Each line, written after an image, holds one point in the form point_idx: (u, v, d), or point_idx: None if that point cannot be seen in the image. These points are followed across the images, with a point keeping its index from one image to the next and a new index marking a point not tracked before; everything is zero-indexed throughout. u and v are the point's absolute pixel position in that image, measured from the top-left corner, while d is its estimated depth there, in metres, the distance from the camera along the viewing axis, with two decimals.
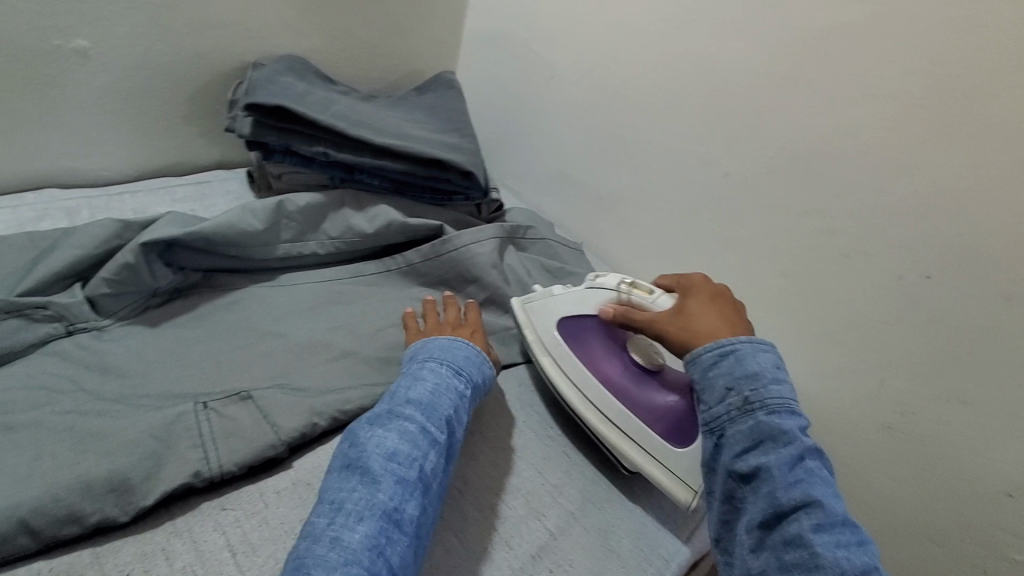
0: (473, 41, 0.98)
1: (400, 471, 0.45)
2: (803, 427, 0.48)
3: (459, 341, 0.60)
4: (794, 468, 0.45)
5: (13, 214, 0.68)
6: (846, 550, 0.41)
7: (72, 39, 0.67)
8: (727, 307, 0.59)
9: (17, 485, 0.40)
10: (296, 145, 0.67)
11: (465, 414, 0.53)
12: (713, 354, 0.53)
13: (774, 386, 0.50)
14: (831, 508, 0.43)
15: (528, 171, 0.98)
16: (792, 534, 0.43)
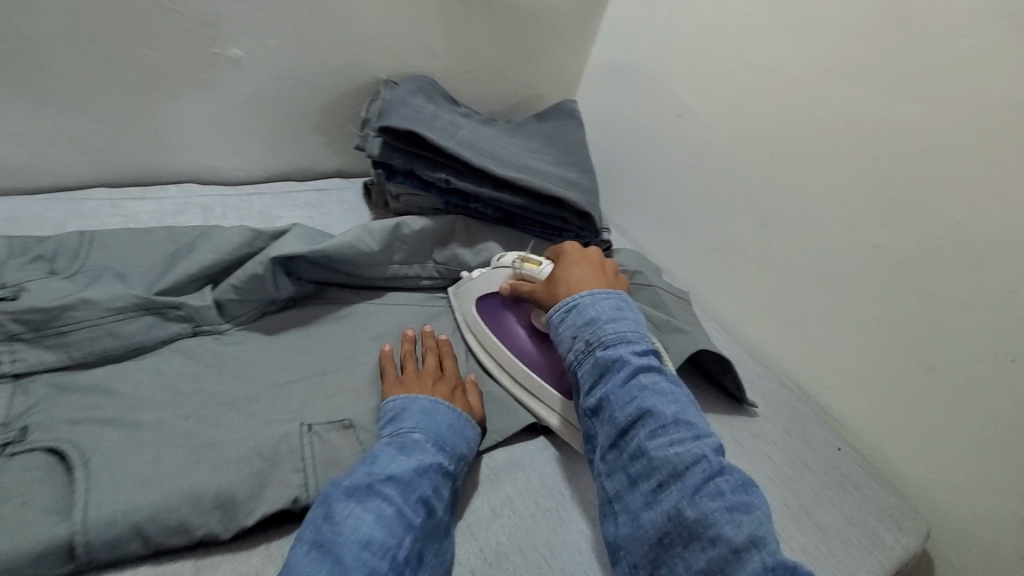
0: (598, 70, 0.96)
1: (372, 563, 0.40)
2: (639, 352, 0.52)
3: (440, 405, 0.53)
4: (629, 390, 0.49)
5: (157, 205, 0.73)
6: (679, 448, 0.45)
7: (228, 48, 0.71)
8: (568, 267, 0.60)
9: (137, 486, 0.41)
10: (421, 169, 0.68)
11: (447, 493, 0.48)
12: (560, 312, 0.56)
13: (610, 325, 0.53)
14: (663, 414, 0.47)
15: (640, 209, 0.94)
16: (635, 446, 0.47)
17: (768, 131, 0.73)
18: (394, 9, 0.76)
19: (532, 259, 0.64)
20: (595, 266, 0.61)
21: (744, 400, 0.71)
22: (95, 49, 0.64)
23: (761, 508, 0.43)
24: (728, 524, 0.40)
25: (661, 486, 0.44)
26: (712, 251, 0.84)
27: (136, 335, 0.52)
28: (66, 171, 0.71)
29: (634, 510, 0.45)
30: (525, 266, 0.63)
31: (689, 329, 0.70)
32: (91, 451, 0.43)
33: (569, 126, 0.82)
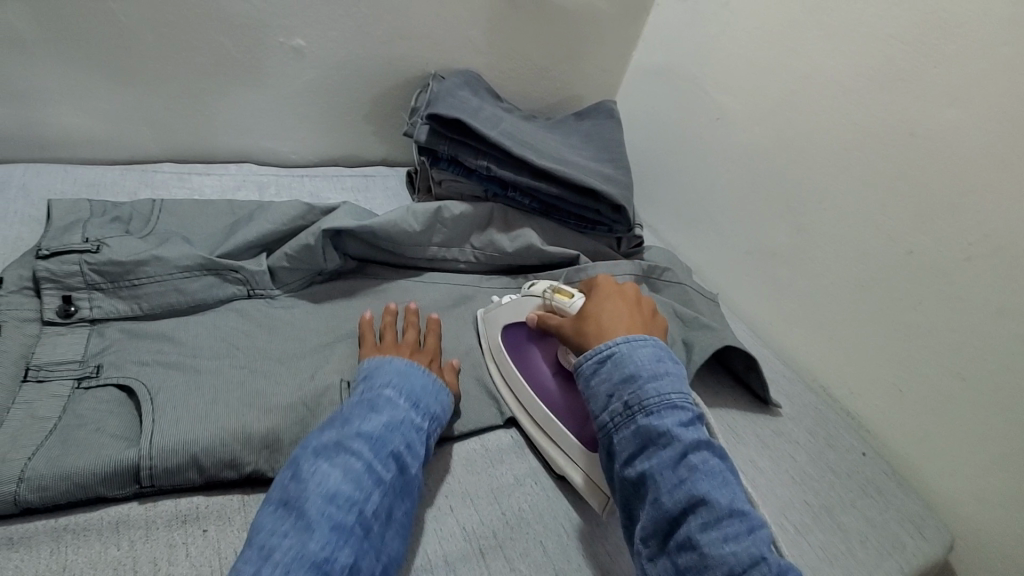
0: (639, 74, 0.98)
1: (337, 515, 0.40)
2: (686, 421, 0.46)
3: (418, 369, 0.53)
4: (677, 469, 0.43)
5: (218, 181, 0.79)
6: (735, 544, 0.40)
7: (292, 38, 0.76)
8: (601, 304, 0.56)
9: (196, 423, 0.46)
10: (464, 156, 0.71)
11: (422, 450, 0.47)
12: (592, 362, 0.50)
13: (651, 384, 0.47)
14: (717, 503, 0.42)
15: (675, 210, 0.96)
16: (682, 536, 0.41)
17: (805, 135, 0.74)
18: (446, 7, 0.80)
19: (564, 291, 0.60)
20: (631, 305, 0.56)
21: (769, 400, 0.71)
22: (174, 35, 0.70)
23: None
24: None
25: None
26: (745, 253, 0.85)
27: (198, 293, 0.57)
28: (141, 147, 0.78)
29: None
30: (556, 297, 0.59)
31: (716, 325, 0.71)
32: (156, 389, 0.48)
33: (608, 125, 0.84)
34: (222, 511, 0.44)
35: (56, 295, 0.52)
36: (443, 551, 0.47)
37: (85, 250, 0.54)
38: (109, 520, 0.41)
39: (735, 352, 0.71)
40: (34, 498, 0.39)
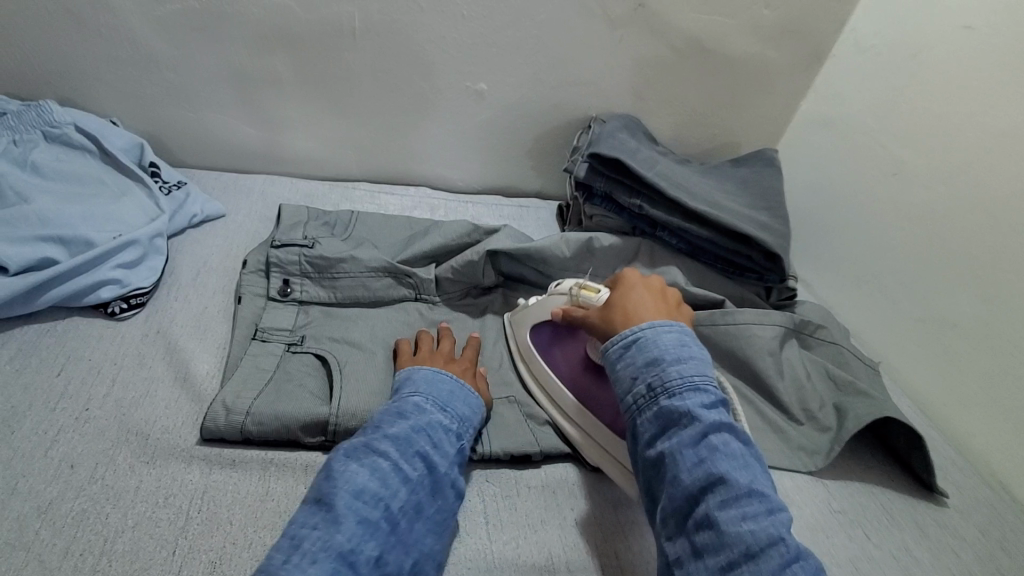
0: (807, 124, 0.95)
1: (364, 511, 0.43)
2: (707, 405, 0.48)
3: (443, 375, 0.55)
4: (698, 447, 0.46)
5: (400, 201, 0.93)
6: (754, 523, 0.42)
7: (477, 83, 0.87)
8: (626, 292, 0.59)
9: (374, 399, 0.54)
10: (618, 194, 0.75)
11: (449, 452, 0.49)
12: (618, 347, 0.54)
13: (675, 368, 0.50)
14: (735, 482, 0.44)
15: (835, 265, 0.91)
16: (701, 515, 0.43)
17: (1002, 198, 0.66)
18: (616, 58, 0.86)
19: (589, 286, 0.62)
20: (654, 295, 0.59)
21: (934, 485, 0.63)
22: (384, 78, 0.85)
23: None
24: None
25: (731, 566, 0.41)
26: (916, 322, 0.77)
27: (378, 290, 0.67)
28: (346, 166, 0.94)
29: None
30: (582, 291, 0.61)
31: (875, 393, 0.65)
32: (344, 363, 0.57)
33: (767, 173, 0.83)
34: None
35: (279, 277, 0.66)
36: (567, 559, 0.50)
37: (304, 245, 0.68)
38: (301, 463, 0.50)
39: (896, 425, 0.64)
40: (255, 431, 0.50)
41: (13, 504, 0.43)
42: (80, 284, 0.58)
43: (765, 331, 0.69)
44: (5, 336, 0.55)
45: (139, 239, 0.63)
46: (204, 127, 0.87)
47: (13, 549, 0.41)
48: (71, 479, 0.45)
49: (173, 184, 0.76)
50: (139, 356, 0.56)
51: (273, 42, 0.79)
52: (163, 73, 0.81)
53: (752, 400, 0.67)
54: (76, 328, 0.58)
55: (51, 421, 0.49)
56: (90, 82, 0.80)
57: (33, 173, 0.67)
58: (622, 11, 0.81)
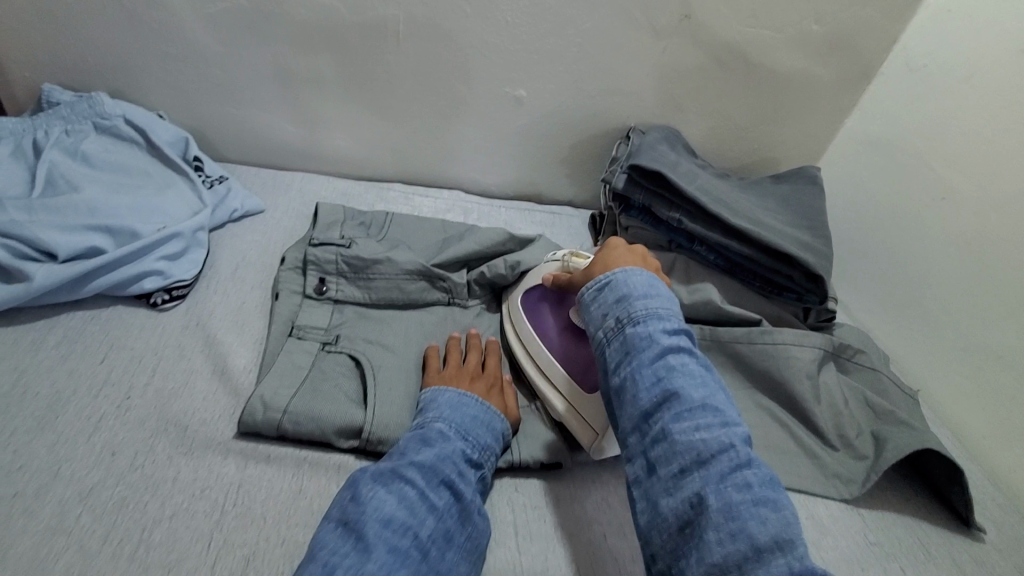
0: (850, 142, 0.93)
1: (393, 540, 0.42)
2: (669, 331, 0.50)
3: (468, 398, 0.55)
4: (656, 369, 0.48)
5: (434, 204, 0.93)
6: (706, 434, 0.44)
7: (516, 90, 0.87)
8: (608, 252, 0.61)
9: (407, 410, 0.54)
10: (657, 207, 0.75)
11: (473, 479, 0.49)
12: (593, 290, 0.55)
13: (641, 301, 0.52)
14: (689, 398, 0.46)
15: (874, 288, 0.88)
16: (658, 431, 0.46)
17: None
18: (657, 70, 0.85)
19: (580, 254, 0.65)
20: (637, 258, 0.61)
21: (973, 522, 0.61)
22: (424, 81, 0.85)
23: (789, 504, 0.41)
24: (755, 521, 0.39)
25: (684, 473, 0.43)
26: (959, 350, 0.74)
27: (413, 293, 0.67)
28: (382, 167, 0.95)
29: (653, 497, 0.44)
30: (573, 258, 0.64)
31: (916, 423, 0.63)
32: (378, 366, 0.57)
33: (809, 191, 0.81)
34: None
35: (316, 276, 0.66)
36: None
37: (342, 245, 0.68)
38: (334, 464, 0.50)
39: (937, 458, 0.62)
40: (291, 430, 0.50)
41: (56, 488, 0.44)
42: (124, 273, 0.59)
43: (803, 353, 0.68)
44: (52, 321, 0.56)
45: (183, 232, 0.64)
46: (246, 123, 0.88)
47: (54, 533, 0.41)
48: (111, 466, 0.46)
49: (215, 179, 0.77)
50: (179, 348, 0.57)
51: (318, 43, 0.80)
52: (210, 69, 0.82)
53: (786, 423, 0.66)
54: (119, 316, 0.59)
55: (94, 407, 0.50)
56: (140, 76, 0.82)
57: (85, 163, 0.69)
58: (667, 22, 0.80)
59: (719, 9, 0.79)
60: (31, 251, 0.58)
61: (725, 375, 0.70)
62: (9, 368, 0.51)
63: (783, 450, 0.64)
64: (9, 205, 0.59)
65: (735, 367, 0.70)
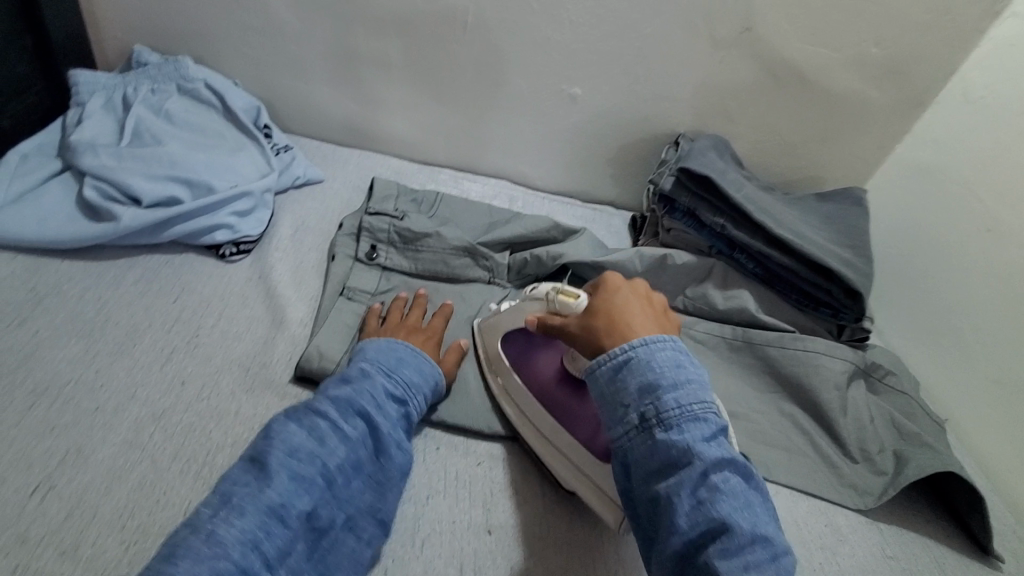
0: (898, 168, 0.93)
1: (297, 468, 0.42)
2: (707, 436, 0.43)
3: (398, 344, 0.56)
4: (696, 488, 0.42)
5: (481, 190, 0.97)
6: (757, 573, 0.38)
7: (572, 87, 0.89)
8: (609, 298, 0.52)
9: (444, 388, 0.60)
10: (702, 210, 0.76)
11: (394, 415, 0.50)
12: (607, 369, 0.48)
13: (671, 397, 0.44)
14: (737, 528, 0.40)
15: (911, 315, 0.88)
16: (701, 566, 0.40)
17: None
18: (713, 80, 0.87)
19: (568, 291, 0.56)
20: (642, 298, 0.53)
21: (989, 547, 0.61)
22: (485, 72, 0.88)
23: None
24: None
25: None
26: (991, 382, 0.74)
27: (457, 269, 0.71)
28: (434, 152, 0.99)
29: None
30: (558, 297, 0.55)
31: (940, 447, 0.64)
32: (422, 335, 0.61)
33: (854, 212, 0.82)
34: (454, 445, 0.57)
35: (368, 242, 0.70)
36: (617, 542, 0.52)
37: (395, 216, 0.71)
38: None
39: (958, 481, 0.63)
40: None
41: (131, 408, 0.48)
42: (199, 224, 0.64)
43: (833, 364, 0.69)
44: (132, 261, 0.61)
45: (253, 191, 0.69)
46: (312, 97, 0.93)
47: (130, 446, 0.46)
48: (180, 395, 0.50)
49: (281, 147, 0.81)
50: (243, 297, 0.61)
51: (388, 26, 0.84)
52: (285, 44, 0.87)
53: (809, 432, 0.67)
54: (191, 263, 0.63)
55: (167, 341, 0.54)
56: (220, 45, 0.87)
57: (167, 120, 0.74)
58: (727, 33, 0.82)
59: (782, 24, 0.81)
60: (118, 195, 0.62)
61: (752, 380, 0.71)
62: (93, 298, 0.56)
63: (804, 457, 0.65)
64: (101, 151, 0.65)
65: (763, 373, 0.71)
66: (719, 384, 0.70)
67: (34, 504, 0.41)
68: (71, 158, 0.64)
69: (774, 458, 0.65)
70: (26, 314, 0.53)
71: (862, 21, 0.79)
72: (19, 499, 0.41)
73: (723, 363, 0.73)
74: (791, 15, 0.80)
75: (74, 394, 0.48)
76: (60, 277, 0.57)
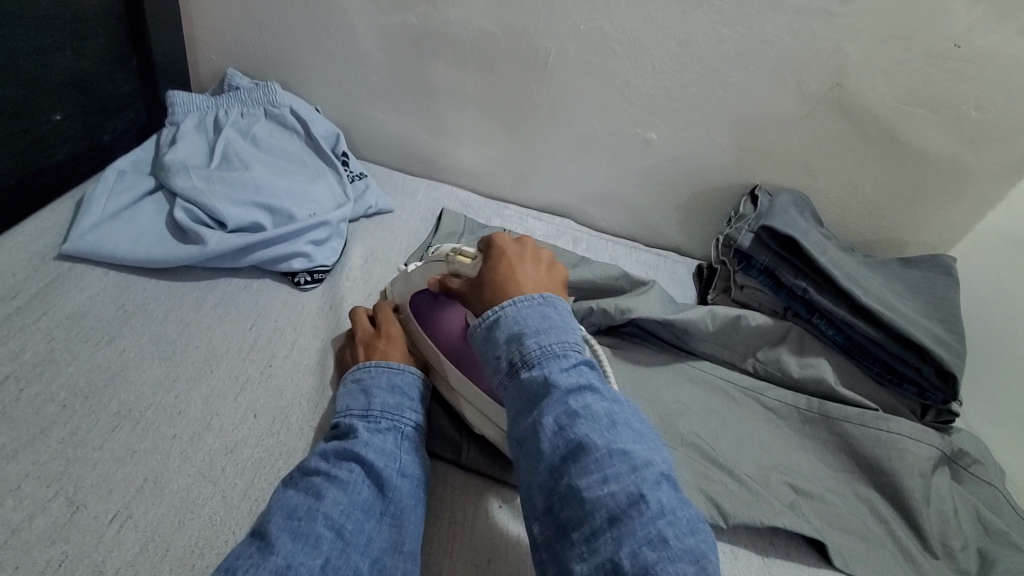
0: (992, 236, 0.87)
1: (297, 526, 0.39)
2: (566, 367, 0.43)
3: (359, 366, 0.54)
4: (557, 413, 0.40)
5: (545, 227, 0.97)
6: (614, 484, 0.37)
7: (647, 132, 0.88)
8: (500, 255, 0.53)
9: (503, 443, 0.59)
10: (782, 270, 0.73)
11: (386, 445, 0.48)
12: (483, 327, 0.48)
13: (532, 338, 0.45)
14: (592, 443, 0.39)
15: (1000, 397, 0.81)
16: (564, 486, 0.38)
17: None
18: (795, 133, 0.84)
19: (465, 251, 0.57)
20: (529, 258, 0.54)
21: None
22: (559, 111, 0.88)
23: (712, 555, 0.35)
24: None
25: (596, 538, 0.36)
26: None
27: None
28: (500, 186, 0.99)
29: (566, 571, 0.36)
30: (455, 258, 0.57)
31: None
32: None
33: (943, 282, 0.77)
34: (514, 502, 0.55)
35: None
36: None
37: None
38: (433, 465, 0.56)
39: None
40: None
41: (207, 438, 0.49)
42: (278, 252, 0.65)
43: (920, 450, 0.64)
44: (213, 284, 0.63)
45: (330, 221, 0.70)
46: (386, 125, 0.95)
47: (202, 479, 0.46)
48: (253, 427, 0.50)
49: (356, 175, 0.82)
50: (314, 328, 0.62)
51: (470, 63, 0.85)
52: (367, 74, 0.89)
53: (889, 521, 0.62)
54: (268, 289, 0.64)
55: (242, 369, 0.55)
56: (308, 74, 0.90)
57: (252, 144, 0.76)
58: (816, 88, 0.80)
59: (875, 82, 0.78)
60: (205, 217, 0.64)
61: (826, 456, 0.67)
62: (176, 320, 0.58)
63: (886, 549, 0.60)
64: (192, 173, 0.67)
65: (839, 450, 0.67)
66: (790, 457, 0.66)
67: (110, 534, 0.41)
68: (164, 178, 0.67)
69: (851, 547, 0.59)
70: (113, 332, 0.55)
71: (962, 83, 0.75)
72: (97, 527, 0.41)
73: (793, 433, 0.69)
74: (887, 74, 0.77)
75: (153, 419, 0.49)
76: (147, 296, 0.59)
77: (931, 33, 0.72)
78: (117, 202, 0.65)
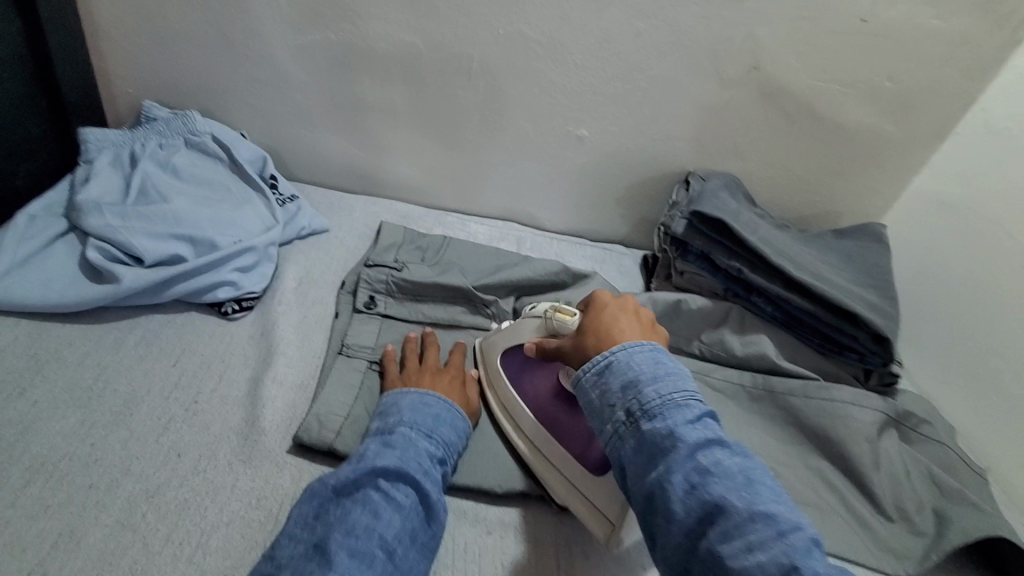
0: (920, 200, 0.89)
1: (358, 544, 0.41)
2: (690, 420, 0.43)
3: (429, 397, 0.55)
4: (687, 471, 0.40)
5: (487, 231, 0.97)
6: (761, 553, 0.35)
7: (579, 129, 0.88)
8: (599, 315, 0.53)
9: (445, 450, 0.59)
10: (716, 254, 0.75)
11: (438, 476, 0.49)
12: (590, 375, 0.48)
13: (651, 388, 0.45)
14: (732, 508, 0.37)
15: (939, 357, 0.84)
16: (703, 549, 0.37)
17: None
18: (720, 120, 0.86)
19: (565, 309, 0.57)
20: (630, 313, 0.54)
21: None
22: (490, 116, 0.88)
23: None
24: None
25: None
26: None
27: (466, 318, 0.72)
28: (439, 195, 0.99)
29: None
30: (556, 314, 0.57)
31: (988, 507, 0.58)
32: None
33: (874, 249, 0.79)
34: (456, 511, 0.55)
35: (365, 293, 0.70)
36: None
37: (394, 269, 0.72)
38: None
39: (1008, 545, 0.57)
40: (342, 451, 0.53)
41: (125, 485, 0.47)
42: (201, 283, 0.63)
43: (863, 415, 0.65)
44: (133, 322, 0.61)
45: (256, 247, 0.68)
46: (319, 145, 0.93)
47: (122, 528, 0.44)
48: (176, 468, 0.49)
49: (287, 198, 0.80)
50: (243, 355, 0.60)
51: (396, 74, 0.84)
52: (293, 95, 0.87)
53: (837, 488, 0.62)
54: (193, 322, 0.63)
55: (165, 410, 0.53)
56: (230, 100, 0.88)
57: (174, 176, 0.74)
58: (735, 73, 0.81)
59: (792, 62, 0.79)
60: (120, 255, 0.62)
61: (774, 430, 0.68)
62: (93, 364, 0.56)
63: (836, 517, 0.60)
64: (106, 210, 0.64)
65: (785, 425, 0.68)
66: (738, 435, 0.67)
67: None
68: (77, 219, 0.64)
69: None
70: (26, 384, 0.52)
71: (873, 56, 0.78)
72: None
73: (741, 411, 0.70)
74: (802, 54, 0.79)
75: (68, 471, 0.47)
76: (61, 342, 0.57)
77: (837, 11, 0.75)
78: (28, 246, 0.62)
